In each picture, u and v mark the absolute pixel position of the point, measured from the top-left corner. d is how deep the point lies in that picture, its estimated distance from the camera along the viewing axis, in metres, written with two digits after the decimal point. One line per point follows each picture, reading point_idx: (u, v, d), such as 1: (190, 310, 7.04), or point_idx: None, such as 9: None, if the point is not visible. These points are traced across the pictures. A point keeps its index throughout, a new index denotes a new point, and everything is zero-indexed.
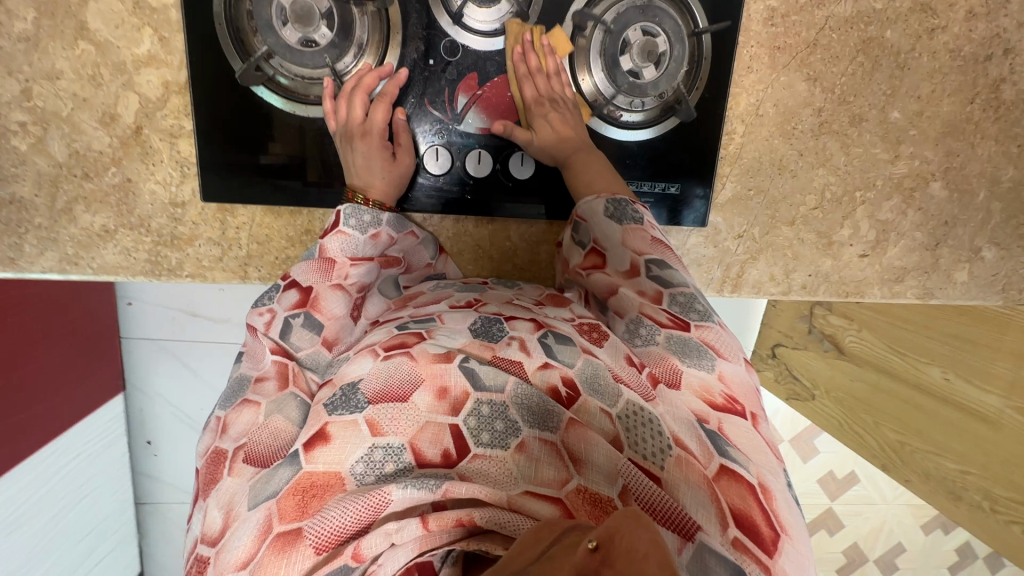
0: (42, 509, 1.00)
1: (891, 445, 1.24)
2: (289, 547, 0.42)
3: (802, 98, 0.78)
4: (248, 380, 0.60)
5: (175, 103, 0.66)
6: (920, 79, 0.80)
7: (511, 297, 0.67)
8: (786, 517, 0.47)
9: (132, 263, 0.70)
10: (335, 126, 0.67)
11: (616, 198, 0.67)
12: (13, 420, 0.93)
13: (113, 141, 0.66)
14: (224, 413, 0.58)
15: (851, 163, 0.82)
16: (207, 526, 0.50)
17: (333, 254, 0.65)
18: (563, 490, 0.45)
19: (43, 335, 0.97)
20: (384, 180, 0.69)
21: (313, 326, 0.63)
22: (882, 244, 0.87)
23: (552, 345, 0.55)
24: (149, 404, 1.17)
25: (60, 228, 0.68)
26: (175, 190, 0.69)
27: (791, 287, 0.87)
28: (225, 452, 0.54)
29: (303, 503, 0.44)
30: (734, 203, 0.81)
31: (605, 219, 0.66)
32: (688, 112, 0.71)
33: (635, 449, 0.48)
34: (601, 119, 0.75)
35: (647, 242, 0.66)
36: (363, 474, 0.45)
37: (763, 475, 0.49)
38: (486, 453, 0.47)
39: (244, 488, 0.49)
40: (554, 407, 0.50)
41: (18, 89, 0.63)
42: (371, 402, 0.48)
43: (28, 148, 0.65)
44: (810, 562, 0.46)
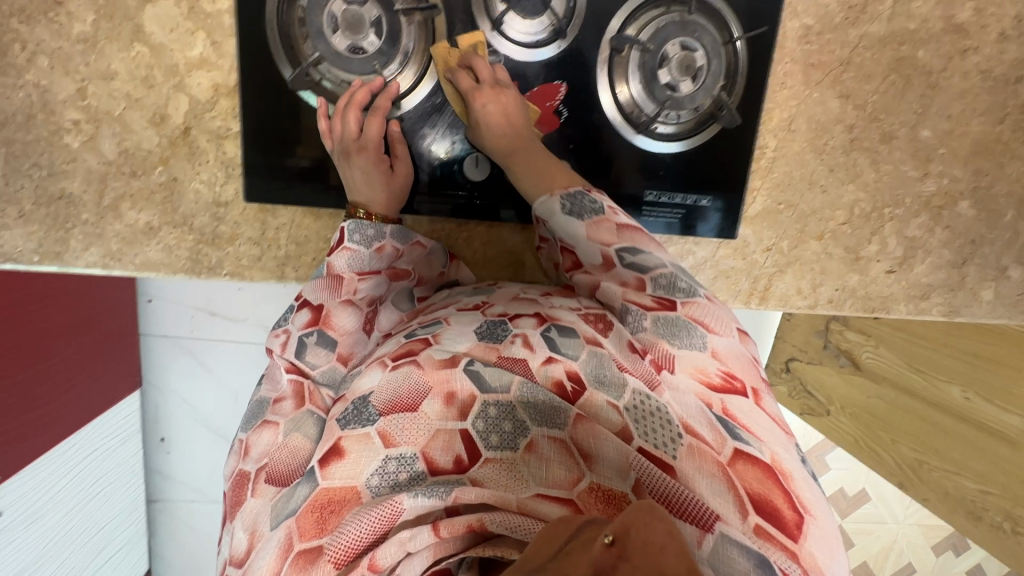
0: (59, 504, 1.01)
1: (908, 463, 1.24)
2: (309, 565, 0.44)
3: (834, 115, 0.79)
4: (267, 401, 0.62)
5: (224, 106, 0.68)
6: (951, 98, 0.81)
7: (518, 293, 0.68)
8: (805, 495, 0.49)
9: (174, 260, 0.71)
10: (332, 143, 0.68)
11: (571, 192, 0.65)
12: (32, 414, 0.94)
13: (162, 141, 0.68)
14: (246, 435, 0.61)
15: (880, 179, 0.83)
16: (235, 548, 0.52)
17: (340, 271, 0.66)
18: (574, 490, 0.46)
19: (63, 330, 0.98)
20: (386, 193, 0.70)
21: (326, 343, 0.64)
22: (910, 260, 0.88)
23: (556, 339, 0.56)
24: (164, 401, 1.19)
25: (106, 224, 0.69)
26: (219, 190, 0.70)
27: (818, 301, 0.87)
28: (248, 473, 0.57)
29: (322, 520, 0.46)
30: (764, 216, 0.82)
31: (565, 216, 0.64)
32: (731, 119, 0.72)
33: (645, 439, 0.49)
34: (638, 132, 0.74)
35: (613, 231, 0.63)
36: (378, 486, 0.47)
37: (776, 455, 0.51)
38: (496, 457, 0.49)
39: (267, 508, 0.52)
40: (560, 405, 0.51)
41: (74, 88, 0.65)
42: (384, 413, 0.50)
43: (80, 145, 0.67)
44: (832, 532, 0.48)
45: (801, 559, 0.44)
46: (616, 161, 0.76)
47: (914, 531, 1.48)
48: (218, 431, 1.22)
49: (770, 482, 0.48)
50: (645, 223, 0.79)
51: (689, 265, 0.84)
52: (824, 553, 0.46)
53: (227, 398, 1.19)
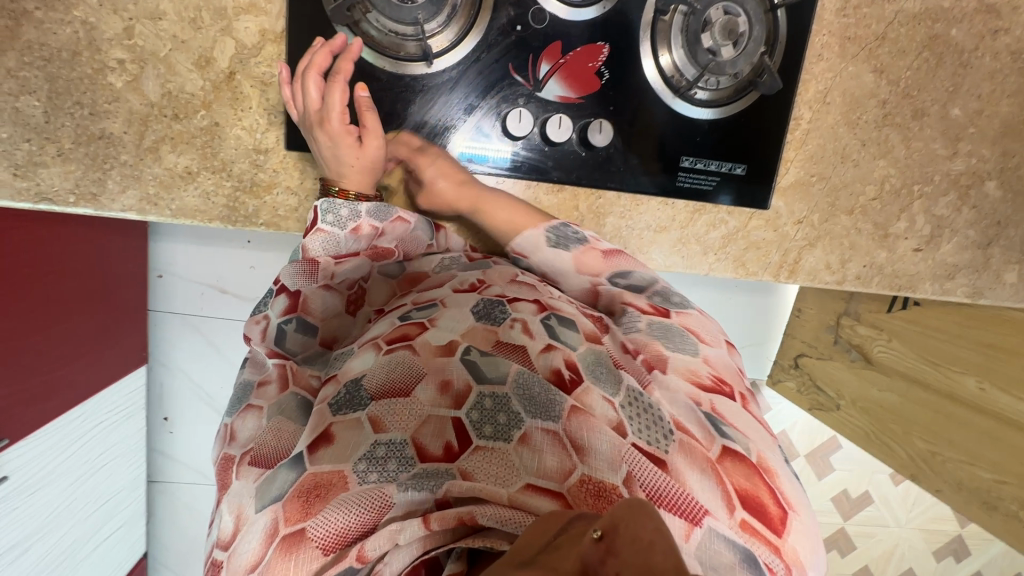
0: (62, 473, 0.95)
1: (922, 455, 1.18)
2: (294, 548, 0.42)
3: (868, 89, 0.81)
4: (252, 384, 0.64)
5: (270, 51, 0.68)
6: (981, 78, 0.82)
7: (515, 275, 0.69)
8: (788, 492, 0.51)
9: (210, 207, 0.71)
10: (296, 114, 0.67)
11: (553, 226, 0.72)
12: (42, 379, 0.89)
13: (206, 84, 0.67)
14: (231, 421, 0.61)
15: (911, 156, 0.84)
16: (221, 531, 0.50)
17: (315, 254, 0.66)
18: (565, 484, 0.43)
19: (79, 296, 0.94)
20: (357, 168, 0.68)
21: (307, 329, 0.65)
22: (937, 239, 0.88)
23: (556, 327, 0.58)
24: (169, 378, 1.16)
25: (144, 166, 0.69)
26: (259, 137, 0.70)
27: (846, 277, 0.88)
28: (233, 457, 0.56)
29: (308, 504, 0.44)
30: (796, 188, 0.83)
31: (550, 249, 0.70)
32: (772, 84, 0.73)
33: (639, 435, 0.49)
34: (678, 97, 0.75)
35: (600, 260, 0.70)
36: (366, 472, 0.45)
37: (762, 453, 0.54)
38: (488, 445, 0.45)
39: (252, 490, 0.50)
40: (557, 395, 0.49)
41: (121, 27, 0.65)
42: (375, 398, 0.49)
43: (123, 85, 0.66)
44: (814, 532, 0.51)
45: (784, 554, 0.46)
46: (655, 123, 0.76)
47: (915, 536, 1.49)
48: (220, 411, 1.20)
49: (756, 479, 0.50)
50: (680, 189, 0.79)
51: (721, 235, 0.84)
52: (804, 548, 0.48)
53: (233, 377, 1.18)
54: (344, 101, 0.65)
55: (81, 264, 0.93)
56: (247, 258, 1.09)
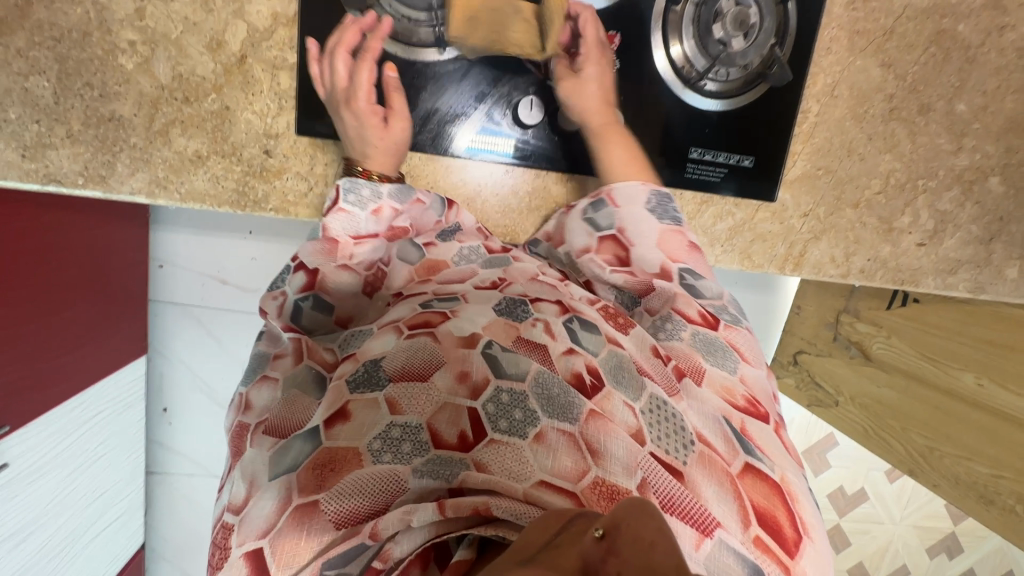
0: (62, 463, 0.94)
1: (919, 451, 1.19)
2: (307, 519, 0.41)
3: (875, 84, 0.81)
4: (268, 356, 0.63)
5: (282, 35, 0.68)
6: (987, 74, 0.83)
7: (536, 272, 0.69)
8: (806, 515, 0.51)
9: (220, 191, 0.71)
10: (324, 91, 0.69)
11: (659, 193, 0.72)
12: (43, 366, 0.88)
13: (217, 68, 0.67)
14: (245, 390, 0.60)
15: (916, 150, 0.85)
16: (233, 496, 0.48)
17: (336, 234, 0.66)
18: (579, 484, 0.43)
19: (81, 284, 0.93)
20: (381, 149, 0.69)
21: (323, 307, 0.65)
22: (940, 234, 0.89)
23: (578, 332, 0.58)
24: (168, 368, 1.16)
25: (154, 149, 0.68)
26: (270, 122, 0.70)
27: (850, 271, 0.88)
28: (248, 426, 0.55)
29: (322, 477, 0.43)
30: (802, 181, 0.83)
31: (644, 210, 0.70)
32: (783, 74, 0.74)
33: (657, 443, 0.49)
34: (688, 87, 0.76)
35: (682, 249, 0.70)
36: (380, 451, 0.45)
37: (787, 475, 0.54)
38: (503, 438, 0.45)
39: (265, 458, 0.49)
40: (575, 398, 0.49)
41: (132, 8, 0.64)
42: (394, 380, 0.49)
43: (134, 67, 0.66)
44: (826, 558, 0.51)
45: (794, 572, 0.46)
46: (665, 113, 0.76)
47: (910, 533, 1.49)
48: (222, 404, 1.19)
49: (774, 498, 0.50)
50: (689, 179, 0.79)
51: (727, 226, 0.84)
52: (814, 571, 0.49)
53: (234, 370, 1.17)
54: (372, 79, 0.67)
55: (85, 252, 0.92)
56: (248, 249, 1.08)
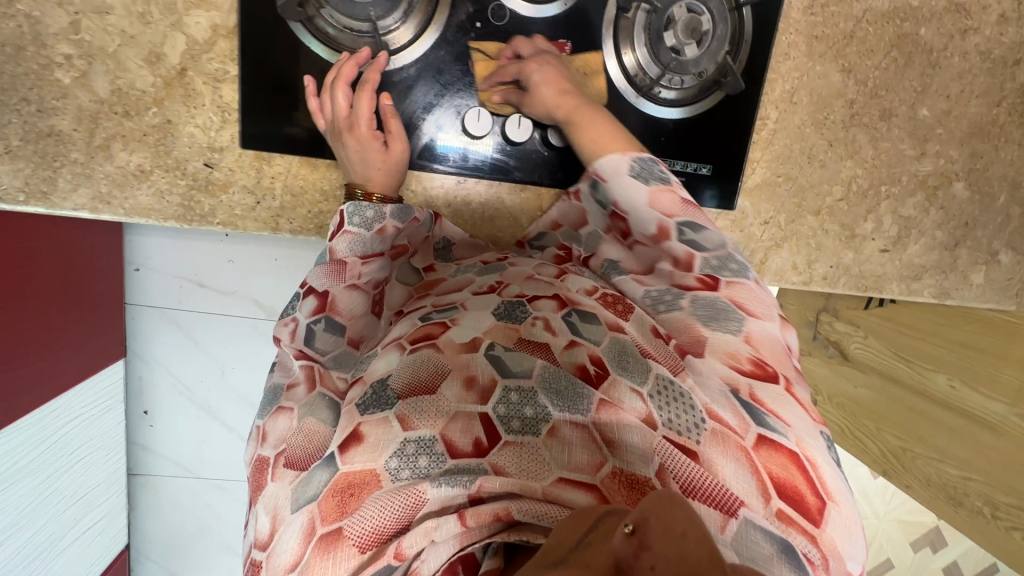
0: (38, 467, 0.89)
1: (893, 452, 1.17)
2: (332, 548, 0.42)
3: (835, 89, 0.80)
4: (281, 387, 0.64)
5: (222, 47, 0.66)
6: (950, 78, 0.82)
7: (532, 271, 0.67)
8: (828, 479, 0.50)
9: (165, 206, 0.70)
10: (324, 124, 0.68)
11: (641, 157, 0.66)
12: (17, 374, 0.83)
13: (157, 81, 0.66)
14: (263, 422, 0.62)
15: (878, 156, 0.84)
16: (258, 531, 0.51)
17: (343, 256, 0.64)
18: (598, 476, 0.45)
19: (55, 288, 0.88)
20: (383, 171, 0.68)
21: (335, 329, 0.64)
22: (904, 240, 0.88)
23: (577, 323, 0.57)
24: (149, 372, 1.11)
25: (96, 164, 0.67)
26: (214, 135, 0.69)
27: (813, 278, 0.88)
28: (267, 459, 0.56)
29: (343, 503, 0.44)
30: (762, 188, 0.82)
31: (628, 178, 0.65)
32: (734, 86, 0.72)
33: (670, 426, 0.49)
34: (641, 97, 0.75)
35: (677, 204, 0.65)
36: (398, 470, 0.44)
37: (802, 440, 0.51)
38: (517, 440, 0.46)
39: (287, 492, 0.50)
40: (584, 389, 0.50)
41: (67, 21, 0.63)
42: (402, 397, 0.48)
43: (71, 81, 0.65)
44: (855, 522, 0.49)
45: (822, 543, 0.45)
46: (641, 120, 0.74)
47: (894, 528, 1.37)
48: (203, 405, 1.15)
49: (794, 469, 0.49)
50: None
51: None
52: (843, 538, 0.47)
53: (213, 371, 1.13)
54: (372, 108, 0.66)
55: (63, 260, 0.88)
56: (226, 251, 1.05)
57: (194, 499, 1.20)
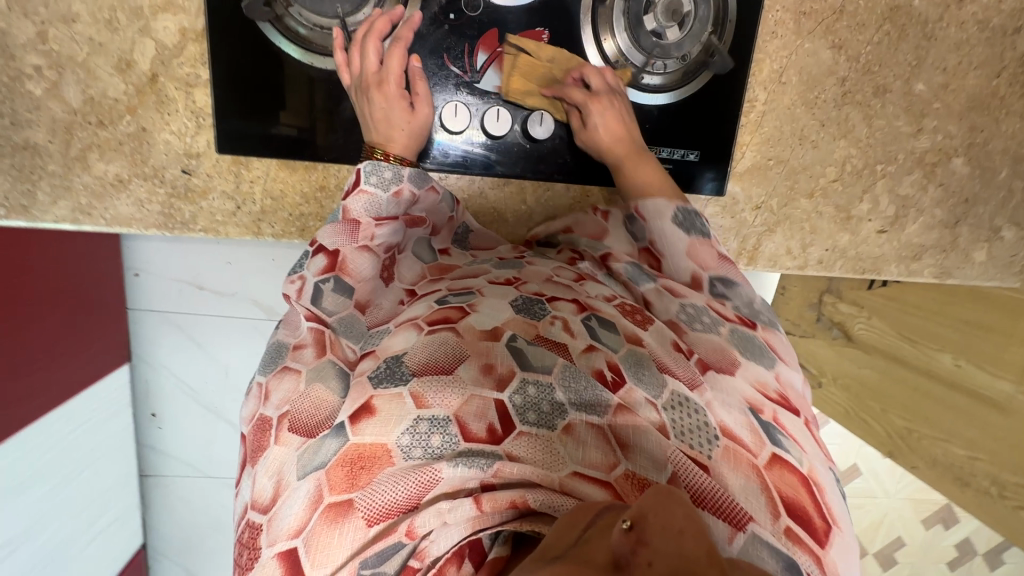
0: (49, 472, 0.91)
1: (898, 432, 1.13)
2: (341, 518, 0.42)
3: (826, 67, 0.77)
4: (286, 346, 0.61)
5: (192, 51, 0.65)
6: (946, 50, 0.79)
7: (550, 274, 0.63)
8: (835, 508, 0.49)
9: (145, 215, 0.70)
10: (350, 78, 0.67)
11: (687, 208, 0.68)
12: (19, 383, 0.84)
13: (128, 89, 0.65)
14: (266, 380, 0.59)
15: (873, 135, 0.81)
16: (258, 494, 0.49)
17: (357, 215, 0.62)
18: (612, 474, 0.43)
19: (51, 297, 0.89)
20: (406, 132, 0.68)
21: (343, 290, 0.62)
22: (901, 220, 0.86)
23: (597, 328, 0.54)
24: (154, 375, 1.11)
25: (74, 175, 0.67)
26: (190, 141, 0.68)
27: (808, 262, 0.86)
28: (269, 420, 0.54)
29: (353, 475, 0.43)
30: (753, 172, 0.80)
31: (671, 225, 0.68)
32: (722, 63, 0.70)
33: (683, 438, 0.47)
34: (636, 86, 0.74)
35: (714, 258, 0.66)
36: (410, 447, 0.43)
37: (812, 466, 0.51)
38: (531, 432, 0.44)
39: (292, 456, 0.48)
40: (603, 393, 0.47)
41: (33, 31, 0.62)
42: (416, 374, 0.46)
43: (43, 93, 0.64)
44: (853, 551, 0.48)
45: (825, 565, 0.43)
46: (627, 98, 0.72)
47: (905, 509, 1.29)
48: (207, 406, 1.15)
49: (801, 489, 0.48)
50: None
51: None
52: (844, 565, 0.45)
53: (218, 373, 1.13)
54: (402, 68, 0.67)
55: (57, 270, 0.89)
56: (221, 252, 1.04)
57: (205, 497, 1.21)
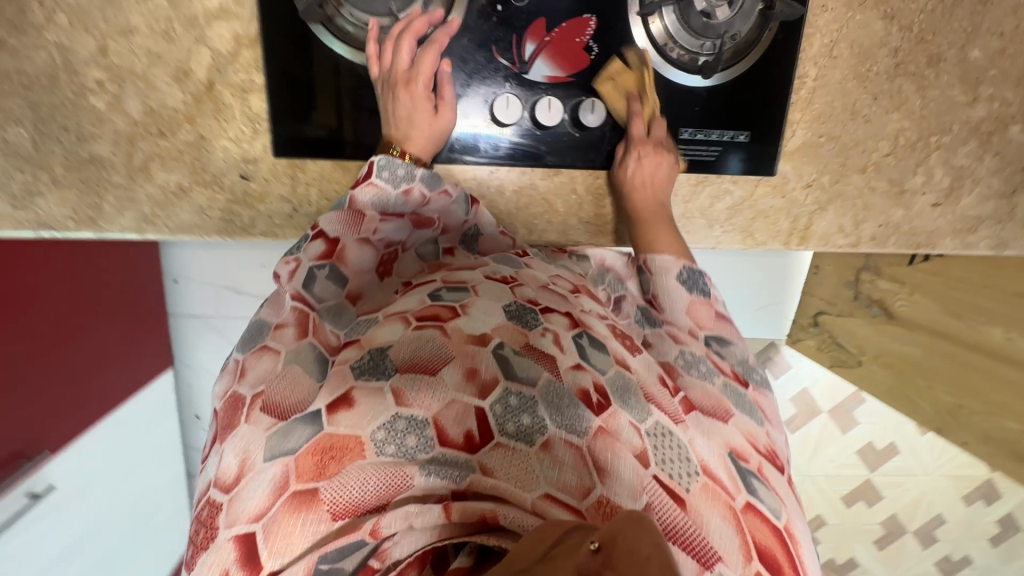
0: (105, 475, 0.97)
1: (947, 408, 1.12)
2: (304, 508, 0.42)
3: (878, 39, 0.75)
4: (268, 326, 0.59)
5: (246, 58, 0.66)
6: (1004, 14, 0.76)
7: (547, 281, 0.66)
8: (805, 561, 0.53)
9: (206, 221, 0.71)
10: (381, 71, 0.67)
11: (692, 267, 0.72)
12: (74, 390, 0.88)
13: (186, 98, 0.66)
14: (244, 357, 0.57)
15: (926, 106, 0.79)
16: (221, 471, 0.48)
17: (362, 206, 0.64)
18: (583, 502, 0.44)
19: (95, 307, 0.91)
20: (424, 134, 0.67)
21: (337, 278, 0.61)
22: (956, 191, 0.84)
23: (587, 347, 0.55)
24: (196, 377, 1.11)
25: (137, 186, 0.69)
26: (247, 147, 0.69)
27: (860, 239, 0.85)
28: (242, 398, 0.52)
29: (322, 464, 0.43)
30: (803, 150, 0.79)
31: (675, 281, 0.72)
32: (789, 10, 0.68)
33: (661, 467, 0.50)
34: (704, 75, 0.72)
35: (711, 317, 0.71)
36: (383, 443, 0.44)
37: (789, 520, 0.55)
38: (509, 444, 0.46)
39: (260, 437, 0.47)
40: (583, 413, 0.48)
41: (94, 46, 0.63)
42: (400, 371, 0.47)
43: (105, 106, 0.66)
44: None
45: None
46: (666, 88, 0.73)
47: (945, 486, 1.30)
48: None
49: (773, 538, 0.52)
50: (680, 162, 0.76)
51: (727, 206, 0.81)
52: None
53: None
54: (433, 68, 0.66)
55: (72, 282, 0.87)
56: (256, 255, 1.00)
57: None
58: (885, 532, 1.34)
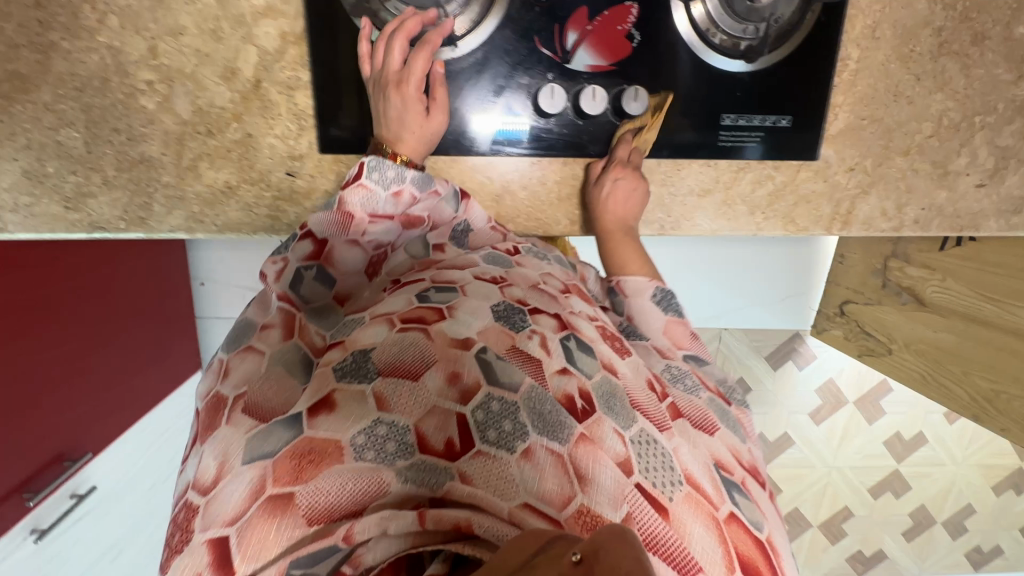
0: None
1: (985, 396, 0.98)
2: (278, 512, 0.40)
3: (921, 18, 0.74)
4: (254, 326, 0.59)
5: (292, 54, 0.66)
6: None
7: (536, 281, 0.63)
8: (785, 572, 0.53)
9: (254, 219, 0.72)
10: (371, 70, 0.66)
11: (664, 288, 0.75)
12: None
13: (234, 96, 0.67)
14: (228, 357, 0.57)
15: (971, 85, 0.78)
16: (200, 473, 0.46)
17: (352, 208, 0.61)
18: (563, 512, 0.41)
19: None
20: (416, 136, 0.66)
21: (324, 280, 0.62)
22: (1001, 171, 0.82)
23: (574, 351, 0.53)
24: None
25: (186, 185, 0.69)
26: (293, 144, 0.70)
27: (904, 223, 0.84)
28: (225, 399, 0.52)
29: (299, 468, 0.41)
30: (846, 134, 0.78)
31: (649, 301, 0.73)
32: None
33: (645, 476, 0.47)
34: (747, 60, 0.72)
35: (687, 336, 0.72)
36: (363, 448, 0.42)
37: (770, 533, 0.54)
38: (490, 452, 0.43)
39: (241, 440, 0.46)
40: (566, 419, 0.47)
41: (145, 47, 0.64)
42: (383, 374, 0.46)
43: (155, 106, 0.66)
44: None
45: None
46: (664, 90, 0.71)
47: (973, 473, 1.36)
48: None
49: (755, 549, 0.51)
50: (720, 148, 0.76)
51: (768, 192, 0.80)
52: None
53: None
54: (426, 68, 0.65)
55: None
56: None
57: None
58: (914, 522, 1.41)
